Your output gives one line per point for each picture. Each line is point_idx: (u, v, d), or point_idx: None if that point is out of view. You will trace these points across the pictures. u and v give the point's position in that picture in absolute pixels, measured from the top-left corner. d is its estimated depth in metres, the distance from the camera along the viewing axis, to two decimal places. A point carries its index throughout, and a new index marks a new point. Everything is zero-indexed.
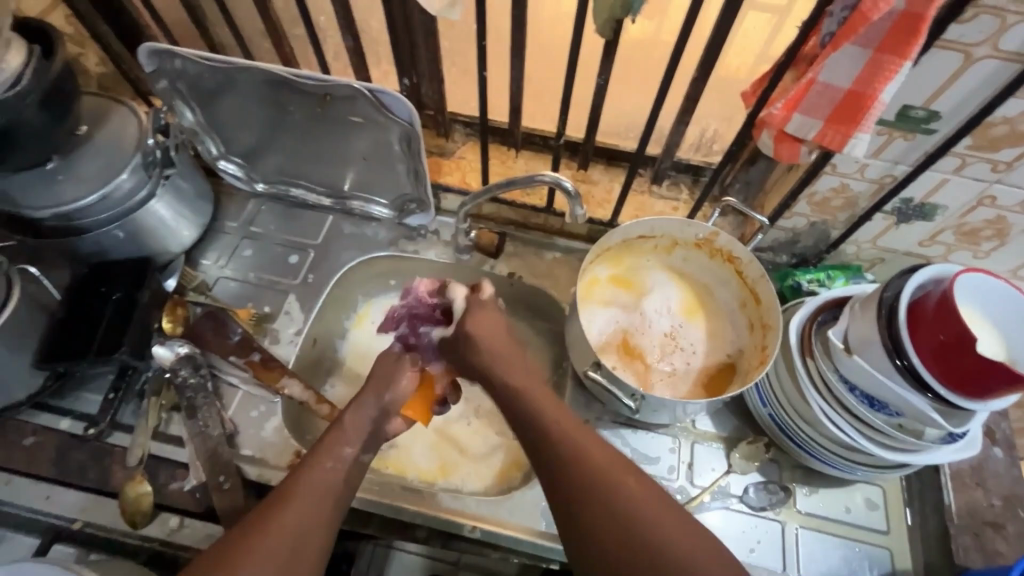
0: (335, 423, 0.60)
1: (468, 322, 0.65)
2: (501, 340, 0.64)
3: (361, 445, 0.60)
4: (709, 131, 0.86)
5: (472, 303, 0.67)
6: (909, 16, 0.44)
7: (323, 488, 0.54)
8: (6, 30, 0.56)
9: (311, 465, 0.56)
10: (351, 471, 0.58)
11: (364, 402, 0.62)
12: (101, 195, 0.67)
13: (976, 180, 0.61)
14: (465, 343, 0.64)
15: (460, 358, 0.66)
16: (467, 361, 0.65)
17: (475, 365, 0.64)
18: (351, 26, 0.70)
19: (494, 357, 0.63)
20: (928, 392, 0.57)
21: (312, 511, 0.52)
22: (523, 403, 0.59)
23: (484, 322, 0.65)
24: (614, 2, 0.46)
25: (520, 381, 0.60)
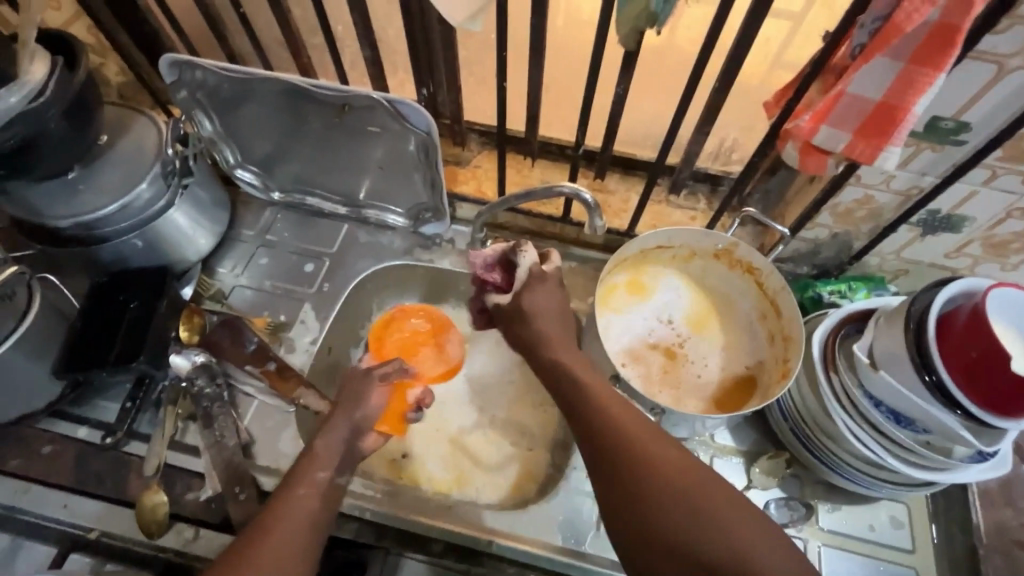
0: (307, 449, 0.61)
1: (526, 295, 0.65)
2: (555, 312, 0.65)
3: (336, 468, 0.61)
4: (728, 141, 0.85)
5: (533, 277, 0.66)
6: (944, 28, 0.43)
7: (301, 514, 0.55)
8: (31, 42, 0.57)
9: (289, 490, 0.57)
10: (327, 495, 0.58)
11: (335, 424, 0.64)
12: (121, 205, 0.67)
13: (1007, 192, 0.59)
14: (522, 313, 0.65)
15: (513, 328, 0.67)
16: (520, 334, 0.66)
17: (523, 336, 0.65)
18: (369, 37, 0.70)
19: (549, 331, 0.64)
20: (957, 409, 0.56)
21: (291, 534, 0.52)
22: (574, 393, 0.58)
23: (543, 296, 0.65)
24: (639, 13, 0.45)
25: (570, 365, 0.61)
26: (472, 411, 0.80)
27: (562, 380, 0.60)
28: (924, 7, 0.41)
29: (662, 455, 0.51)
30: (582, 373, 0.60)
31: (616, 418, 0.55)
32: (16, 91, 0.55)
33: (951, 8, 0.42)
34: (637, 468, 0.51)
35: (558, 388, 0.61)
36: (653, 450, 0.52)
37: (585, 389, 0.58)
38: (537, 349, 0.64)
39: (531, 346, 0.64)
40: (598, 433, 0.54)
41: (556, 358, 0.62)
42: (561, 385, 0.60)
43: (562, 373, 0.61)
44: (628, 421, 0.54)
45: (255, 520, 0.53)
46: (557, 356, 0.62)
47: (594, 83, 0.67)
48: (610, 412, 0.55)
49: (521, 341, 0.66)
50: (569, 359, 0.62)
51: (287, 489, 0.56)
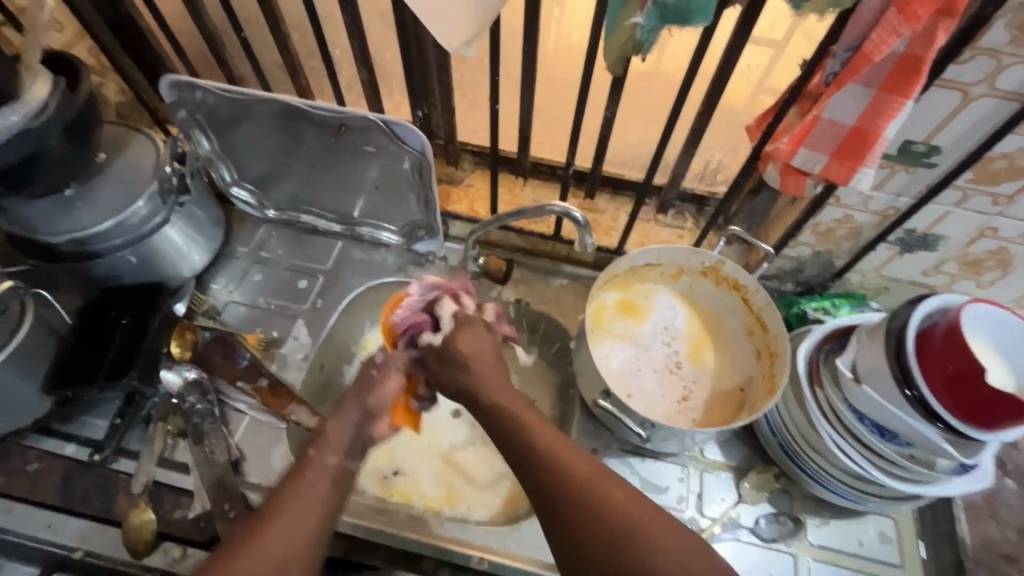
0: (319, 433, 0.61)
1: (459, 342, 0.63)
2: (480, 351, 0.63)
3: (345, 453, 0.60)
4: (713, 163, 0.88)
5: (461, 319, 0.65)
6: (910, 58, 0.45)
7: (310, 498, 0.54)
8: (35, 63, 0.58)
9: (295, 475, 0.56)
10: (337, 479, 0.57)
11: (344, 412, 0.63)
12: (116, 222, 0.68)
13: (978, 213, 0.62)
14: (455, 358, 0.63)
15: (446, 375, 0.64)
16: (452, 380, 0.63)
17: (461, 382, 0.62)
18: (366, 61, 0.73)
19: (482, 375, 0.61)
20: (938, 421, 0.57)
21: (298, 516, 0.52)
22: (516, 438, 0.56)
23: (471, 338, 0.64)
24: (626, 41, 0.47)
25: (511, 410, 0.58)
26: (463, 428, 0.81)
27: (498, 419, 0.58)
28: (891, 39, 0.43)
29: (614, 492, 0.52)
30: (525, 417, 0.57)
31: (560, 461, 0.53)
32: (19, 110, 0.56)
33: (917, 40, 0.44)
34: (590, 510, 0.50)
35: (500, 434, 0.58)
36: (603, 491, 0.52)
37: (527, 433, 0.56)
38: (476, 396, 0.61)
39: (465, 394, 0.62)
40: (546, 479, 0.53)
41: (496, 404, 0.59)
42: (503, 433, 0.57)
43: (505, 419, 0.58)
44: (575, 462, 0.54)
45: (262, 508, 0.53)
46: (495, 401, 0.59)
47: (584, 106, 0.69)
48: (553, 455, 0.54)
49: (452, 389, 0.63)
50: (508, 403, 0.59)
51: (296, 473, 0.56)
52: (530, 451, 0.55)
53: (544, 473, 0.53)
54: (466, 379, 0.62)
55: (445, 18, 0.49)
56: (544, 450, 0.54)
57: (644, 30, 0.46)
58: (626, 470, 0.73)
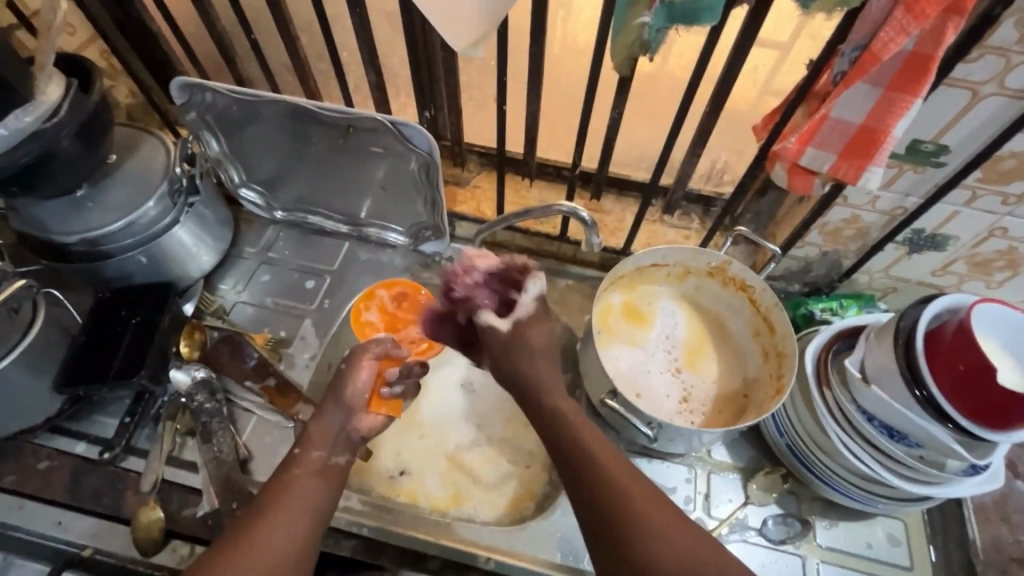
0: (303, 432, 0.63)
1: (532, 331, 0.63)
2: (552, 349, 0.65)
3: (331, 448, 0.62)
4: (719, 163, 0.88)
5: (540, 311, 0.65)
6: (919, 56, 0.45)
7: (303, 492, 0.56)
8: (49, 66, 0.59)
9: (286, 472, 0.58)
10: (325, 473, 0.59)
11: (326, 411, 0.64)
12: (126, 223, 0.68)
13: (987, 212, 0.62)
14: (526, 350, 0.63)
15: (512, 364, 0.62)
16: (513, 372, 0.62)
17: (522, 371, 0.62)
18: (374, 63, 0.73)
19: (544, 371, 0.63)
20: (948, 422, 0.57)
21: (296, 507, 0.54)
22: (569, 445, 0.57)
23: (543, 333, 0.64)
24: (634, 40, 0.47)
25: (565, 414, 0.59)
26: (470, 428, 0.81)
27: (551, 420, 0.60)
28: (900, 37, 0.43)
29: (656, 510, 0.51)
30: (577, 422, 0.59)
31: (607, 471, 0.54)
32: (32, 112, 0.57)
33: (925, 39, 0.44)
34: (635, 525, 0.50)
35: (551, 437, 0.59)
36: (645, 506, 0.51)
37: (579, 440, 0.57)
38: (533, 394, 0.62)
39: (527, 388, 0.62)
40: (592, 488, 0.53)
41: (552, 408, 0.60)
42: (555, 437, 0.58)
43: (559, 419, 0.59)
44: (621, 475, 0.54)
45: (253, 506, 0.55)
46: (552, 403, 0.61)
47: (591, 106, 0.69)
48: (602, 464, 0.54)
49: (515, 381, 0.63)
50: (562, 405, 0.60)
51: (284, 470, 0.58)
52: (581, 459, 0.55)
53: (589, 478, 0.54)
54: (528, 368, 0.62)
55: (454, 19, 0.50)
56: (591, 458, 0.55)
57: (652, 30, 0.46)
58: None
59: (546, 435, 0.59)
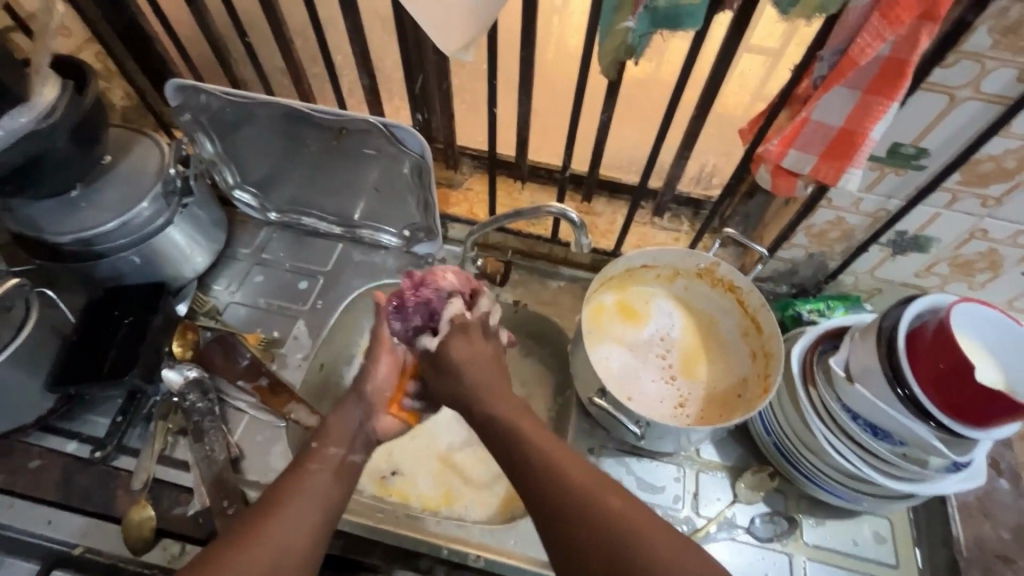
0: (322, 426, 0.63)
1: (456, 350, 0.63)
2: (478, 358, 0.63)
3: (349, 445, 0.62)
4: (708, 166, 0.89)
5: (458, 326, 0.65)
6: (894, 61, 0.47)
7: (316, 490, 0.56)
8: (45, 67, 0.60)
9: (301, 467, 0.58)
10: (340, 470, 0.59)
11: (346, 407, 0.66)
12: (120, 223, 0.69)
13: (967, 214, 0.63)
14: (456, 370, 0.63)
15: (448, 383, 0.63)
16: (449, 389, 0.63)
17: (456, 391, 0.62)
18: (368, 66, 0.74)
19: (480, 383, 0.61)
20: (930, 421, 0.58)
21: (306, 505, 0.54)
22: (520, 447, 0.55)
23: (468, 348, 0.64)
24: (619, 44, 0.49)
25: (513, 419, 0.58)
26: (461, 427, 0.81)
27: (491, 424, 0.59)
28: (876, 42, 0.44)
29: (615, 501, 0.50)
30: (519, 418, 0.58)
31: (562, 469, 0.52)
32: (27, 112, 0.58)
33: (901, 44, 0.46)
34: (595, 520, 0.49)
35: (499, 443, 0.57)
36: (603, 499, 0.50)
37: (529, 442, 0.55)
38: (470, 402, 0.61)
39: (466, 403, 0.61)
40: (546, 490, 0.52)
41: (495, 413, 0.59)
42: (506, 442, 0.56)
43: (497, 422, 0.58)
44: (579, 472, 0.52)
45: (262, 501, 0.54)
46: (495, 410, 0.59)
47: (580, 110, 0.70)
48: (556, 464, 0.53)
49: (451, 396, 0.63)
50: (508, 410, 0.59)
51: (299, 466, 0.58)
52: (533, 461, 0.53)
53: (538, 477, 0.52)
54: (460, 384, 0.62)
55: (444, 23, 0.51)
56: (545, 457, 0.53)
57: (636, 35, 0.47)
58: (622, 470, 0.74)
59: (495, 444, 0.57)
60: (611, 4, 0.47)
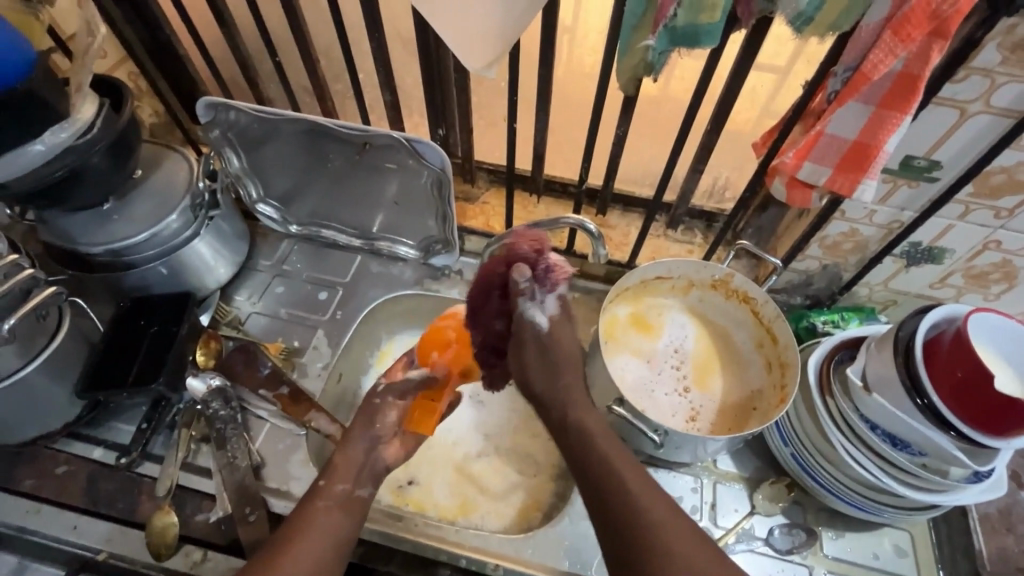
0: (330, 462, 0.67)
1: (568, 330, 0.67)
2: (573, 361, 0.67)
3: (356, 481, 0.66)
4: (720, 180, 0.90)
5: (561, 314, 0.67)
6: (907, 76, 0.48)
7: (325, 526, 0.60)
8: (85, 85, 0.63)
9: (309, 504, 0.62)
10: (347, 506, 0.63)
11: (354, 439, 0.70)
12: (150, 234, 0.71)
13: (980, 225, 0.64)
14: (557, 368, 0.66)
15: (550, 359, 0.66)
16: (547, 373, 0.66)
17: (561, 375, 0.66)
18: (390, 83, 0.77)
19: (575, 380, 0.67)
20: (950, 430, 0.58)
21: (319, 539, 0.58)
22: (607, 475, 0.59)
23: (570, 340, 0.67)
24: (637, 63, 0.51)
25: (598, 442, 0.62)
26: (477, 438, 0.82)
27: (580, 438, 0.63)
28: (888, 58, 0.46)
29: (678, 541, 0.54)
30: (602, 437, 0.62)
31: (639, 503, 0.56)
32: (67, 128, 0.61)
33: (913, 61, 0.47)
34: (654, 550, 0.53)
35: (583, 464, 0.61)
36: (669, 534, 0.54)
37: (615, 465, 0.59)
38: (562, 406, 0.65)
39: (557, 412, 0.66)
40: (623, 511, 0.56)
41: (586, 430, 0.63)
42: (593, 465, 0.60)
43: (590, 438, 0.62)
44: (652, 503, 0.56)
45: (279, 534, 0.59)
46: (587, 425, 0.64)
47: (596, 126, 0.72)
48: (636, 496, 0.57)
49: (543, 383, 0.66)
50: (598, 432, 0.63)
51: (311, 500, 0.62)
52: (617, 488, 0.58)
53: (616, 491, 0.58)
54: (557, 367, 0.66)
55: (468, 41, 0.53)
56: (625, 487, 0.57)
57: (656, 52, 0.49)
58: None
59: (578, 462, 0.62)
60: (631, 24, 0.49)
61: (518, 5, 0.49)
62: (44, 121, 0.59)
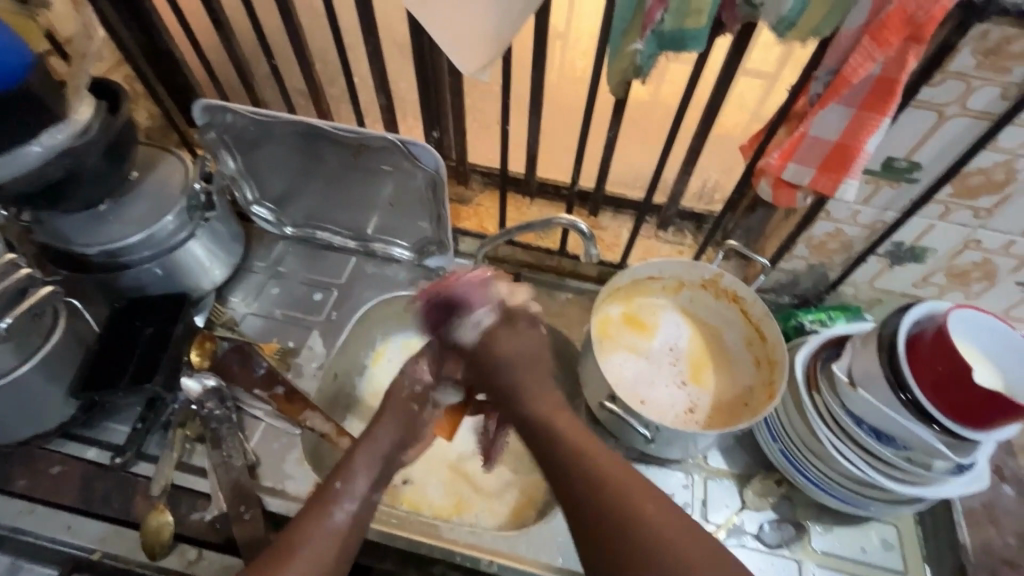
0: (345, 464, 0.64)
1: (505, 345, 0.66)
2: (524, 354, 0.67)
3: (372, 482, 0.64)
4: (710, 182, 0.91)
5: (503, 316, 0.68)
6: (885, 80, 0.50)
7: (332, 533, 0.58)
8: (82, 87, 0.64)
9: (320, 508, 0.59)
10: (361, 512, 0.61)
11: (374, 439, 0.67)
12: (145, 235, 0.72)
13: (961, 225, 0.66)
14: (494, 360, 0.66)
15: (487, 373, 0.67)
16: (492, 382, 0.67)
17: (502, 384, 0.66)
18: (385, 86, 0.78)
19: (532, 381, 0.66)
20: (933, 424, 0.59)
21: (326, 547, 0.56)
22: (572, 463, 0.57)
23: (511, 341, 0.67)
24: (626, 67, 0.52)
25: (559, 427, 0.61)
26: (472, 437, 0.83)
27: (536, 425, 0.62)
28: (867, 63, 0.48)
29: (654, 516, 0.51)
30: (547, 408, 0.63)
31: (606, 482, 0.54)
32: (64, 129, 0.61)
33: (890, 65, 0.49)
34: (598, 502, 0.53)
35: (550, 458, 0.59)
36: (642, 508, 0.52)
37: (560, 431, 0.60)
38: (520, 397, 0.65)
39: (505, 395, 0.66)
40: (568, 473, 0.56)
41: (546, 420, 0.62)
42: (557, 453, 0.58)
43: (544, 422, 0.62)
44: (602, 461, 0.56)
45: (279, 541, 0.56)
46: (547, 415, 0.62)
47: (587, 129, 0.74)
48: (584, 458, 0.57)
49: (497, 385, 0.66)
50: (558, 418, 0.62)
51: (321, 503, 0.60)
52: (583, 473, 0.56)
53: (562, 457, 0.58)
54: (502, 378, 0.66)
55: (461, 44, 0.54)
56: (592, 465, 0.56)
57: (644, 55, 0.51)
58: None
59: (545, 455, 0.60)
60: (621, 29, 0.51)
61: (511, 10, 0.51)
62: (42, 122, 0.59)
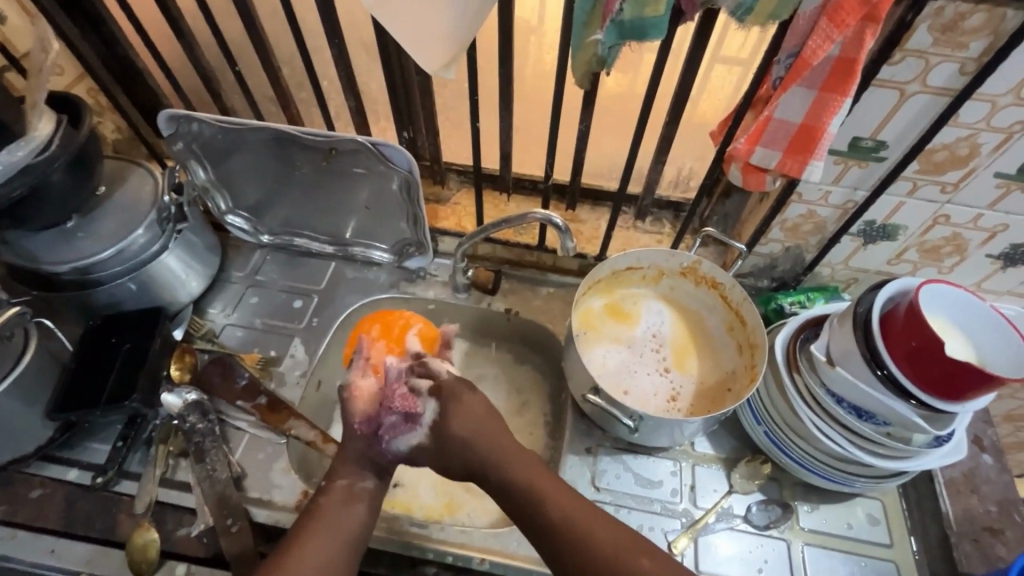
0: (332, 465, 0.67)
1: (456, 423, 0.67)
2: (482, 424, 0.67)
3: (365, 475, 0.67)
4: (685, 169, 0.91)
5: (448, 395, 0.69)
6: (844, 60, 0.50)
7: (336, 526, 0.62)
8: (41, 103, 0.62)
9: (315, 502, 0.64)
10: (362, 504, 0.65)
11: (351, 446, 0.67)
12: (116, 250, 0.70)
13: (929, 201, 0.67)
14: (458, 440, 0.67)
15: (453, 457, 0.68)
16: (461, 459, 0.67)
17: (471, 461, 0.66)
18: (353, 87, 0.77)
19: (501, 447, 0.66)
20: (910, 399, 0.60)
21: (330, 543, 0.60)
22: (531, 504, 0.61)
23: (463, 419, 0.68)
24: (590, 58, 0.52)
25: (513, 470, 0.64)
26: None
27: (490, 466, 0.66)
28: (826, 44, 0.48)
29: (623, 552, 0.57)
30: (503, 443, 0.67)
31: (578, 526, 0.59)
32: (24, 146, 0.59)
33: (849, 44, 0.49)
34: (566, 535, 0.59)
35: (513, 497, 0.63)
36: (611, 542, 0.58)
37: (516, 476, 0.64)
38: (479, 448, 0.66)
39: (484, 465, 0.66)
40: (532, 511, 0.61)
41: (522, 484, 0.63)
42: (534, 516, 0.61)
43: (498, 461, 0.65)
44: (559, 499, 0.61)
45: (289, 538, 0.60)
46: (511, 471, 0.64)
47: (558, 123, 0.74)
48: (542, 501, 0.61)
49: (465, 457, 0.67)
50: (527, 476, 0.63)
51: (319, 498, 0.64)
52: (543, 511, 0.60)
53: (522, 497, 0.62)
54: (469, 447, 0.66)
55: (424, 44, 0.54)
56: (545, 505, 0.61)
57: (605, 46, 0.51)
58: (618, 467, 0.75)
59: (507, 494, 0.64)
60: (581, 19, 0.50)
61: (470, 5, 0.50)
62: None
